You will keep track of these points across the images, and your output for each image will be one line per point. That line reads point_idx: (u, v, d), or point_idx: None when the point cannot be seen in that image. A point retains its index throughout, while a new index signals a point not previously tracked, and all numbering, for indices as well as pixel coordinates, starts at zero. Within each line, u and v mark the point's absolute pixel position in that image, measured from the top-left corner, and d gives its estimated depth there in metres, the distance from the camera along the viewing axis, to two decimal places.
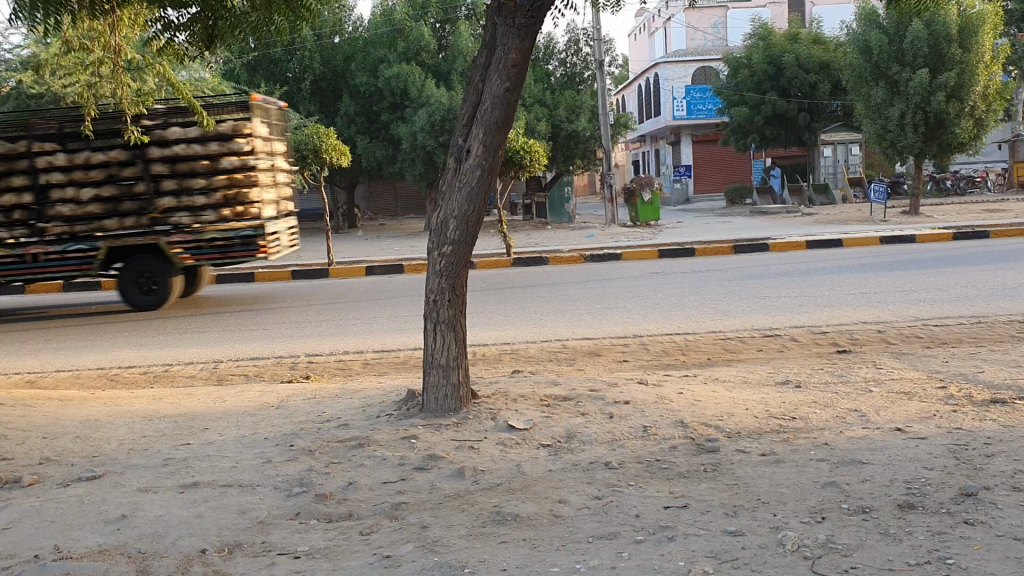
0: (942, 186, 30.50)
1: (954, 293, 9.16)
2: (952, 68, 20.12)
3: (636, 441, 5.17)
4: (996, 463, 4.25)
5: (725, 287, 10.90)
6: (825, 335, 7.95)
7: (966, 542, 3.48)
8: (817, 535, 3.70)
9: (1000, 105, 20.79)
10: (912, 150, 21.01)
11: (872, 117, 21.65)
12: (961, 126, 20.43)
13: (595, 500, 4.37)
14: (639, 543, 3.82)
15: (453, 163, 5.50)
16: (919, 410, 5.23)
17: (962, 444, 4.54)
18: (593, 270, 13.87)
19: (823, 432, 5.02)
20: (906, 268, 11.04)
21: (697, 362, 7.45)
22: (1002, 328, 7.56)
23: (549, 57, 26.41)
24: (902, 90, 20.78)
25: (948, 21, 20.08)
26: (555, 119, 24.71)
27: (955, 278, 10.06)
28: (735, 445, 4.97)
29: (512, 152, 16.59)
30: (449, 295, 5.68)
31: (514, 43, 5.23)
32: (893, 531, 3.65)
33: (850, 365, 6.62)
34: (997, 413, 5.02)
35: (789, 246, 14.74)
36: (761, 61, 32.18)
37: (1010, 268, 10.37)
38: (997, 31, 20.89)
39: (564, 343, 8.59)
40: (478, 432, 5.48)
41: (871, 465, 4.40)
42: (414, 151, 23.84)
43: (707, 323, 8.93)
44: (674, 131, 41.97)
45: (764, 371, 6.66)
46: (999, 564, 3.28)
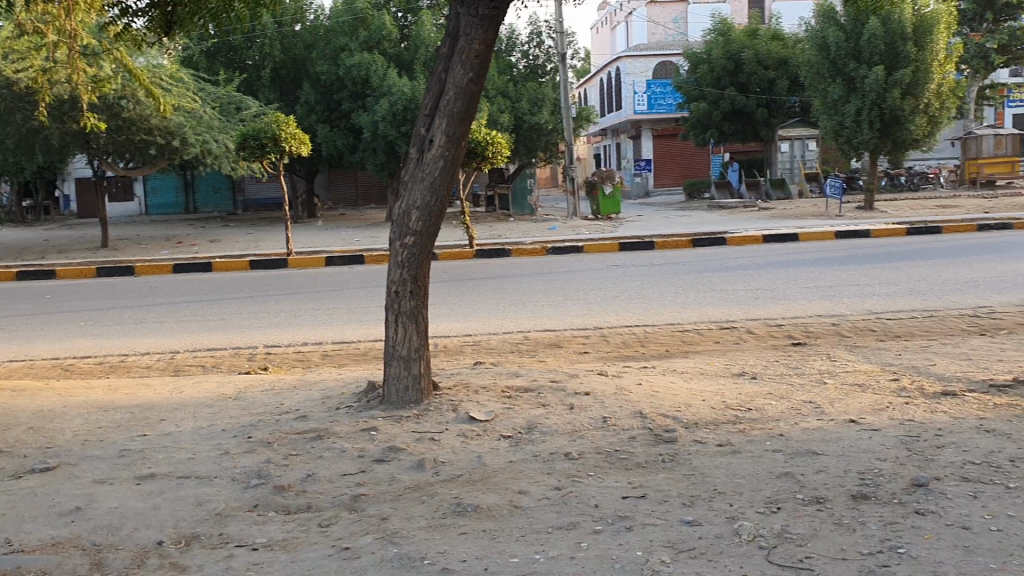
0: (896, 183, 30.93)
1: (906, 288, 9.33)
2: (907, 66, 20.40)
3: (596, 433, 5.21)
4: (946, 454, 4.32)
5: (684, 280, 11.00)
6: (782, 327, 8.05)
7: (917, 532, 3.54)
8: (772, 525, 3.76)
9: (953, 103, 21.11)
10: (867, 146, 21.26)
11: (829, 113, 21.88)
12: (915, 123, 20.74)
13: (554, 491, 4.40)
14: (598, 533, 3.86)
15: (415, 154, 5.49)
16: (871, 403, 5.32)
17: (914, 436, 4.63)
18: (554, 262, 13.89)
19: (777, 424, 5.09)
20: (859, 263, 11.20)
21: (657, 353, 7.51)
22: (951, 321, 7.71)
23: (511, 48, 26.32)
24: (858, 87, 21.04)
25: (903, 20, 20.31)
26: (518, 110, 24.65)
27: (908, 273, 10.22)
28: (693, 436, 5.03)
29: (472, 143, 16.55)
30: (411, 287, 5.67)
31: (477, 34, 5.23)
32: (847, 521, 3.71)
33: (806, 358, 6.70)
34: (947, 406, 5.12)
35: (746, 241, 14.89)
36: (721, 56, 32.44)
37: (961, 264, 10.55)
38: (951, 29, 21.19)
39: (526, 334, 8.60)
40: (438, 423, 5.48)
41: (825, 456, 4.48)
42: (375, 141, 23.75)
43: (666, 316, 9.01)
44: (634, 125, 42.19)
45: (721, 363, 6.74)
46: (947, 554, 3.34)
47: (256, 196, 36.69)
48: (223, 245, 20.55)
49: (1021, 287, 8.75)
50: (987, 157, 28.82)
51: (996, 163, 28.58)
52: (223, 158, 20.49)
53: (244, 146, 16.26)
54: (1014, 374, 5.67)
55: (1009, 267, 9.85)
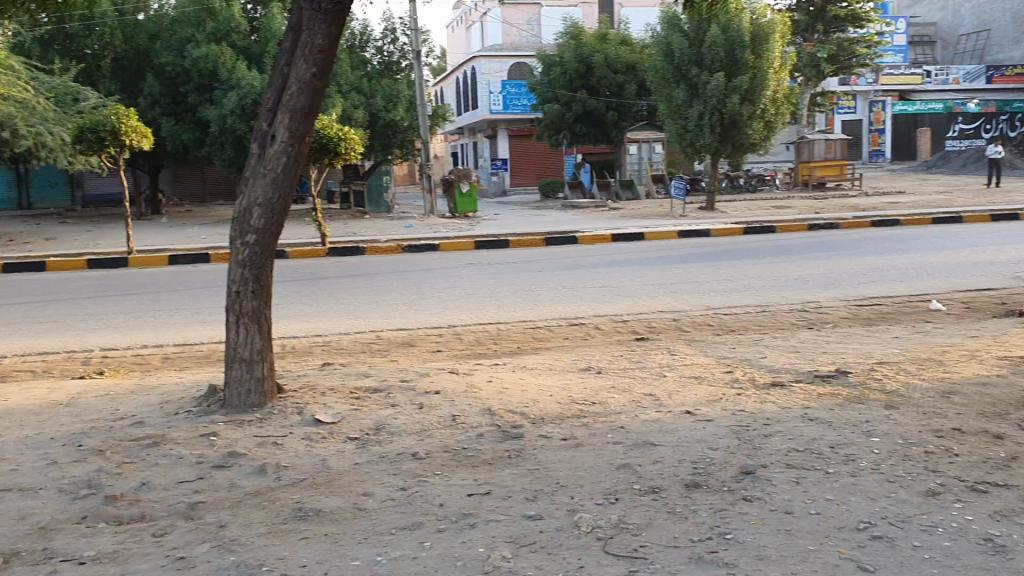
0: (735, 184, 32.37)
1: (743, 285, 9.77)
2: (745, 73, 21.36)
3: (443, 431, 5.21)
4: (773, 442, 4.55)
5: (535, 278, 11.15)
6: (627, 323, 8.28)
7: (744, 518, 3.70)
8: (610, 515, 3.86)
9: (787, 109, 22.22)
10: (709, 149, 22.13)
11: (673, 117, 22.67)
12: (752, 128, 21.76)
13: (399, 492, 4.37)
14: (441, 532, 3.86)
15: (256, 149, 5.34)
16: (707, 394, 5.55)
17: (744, 425, 4.86)
18: (408, 260, 13.82)
19: (619, 416, 5.23)
20: (701, 261, 11.65)
21: (508, 350, 7.57)
22: (783, 315, 8.12)
23: (365, 44, 25.99)
24: (700, 92, 21.87)
25: (741, 29, 21.24)
26: (372, 107, 24.41)
27: (745, 270, 10.71)
28: (539, 431, 5.10)
29: (324, 139, 16.24)
30: (253, 286, 5.51)
31: (320, 28, 5.12)
32: (679, 510, 3.85)
33: (648, 352, 6.91)
34: (775, 396, 5.40)
35: (596, 239, 15.23)
36: (572, 59, 33.01)
37: (793, 261, 11.13)
38: (786, 39, 22.30)
39: (377, 334, 8.51)
40: (282, 427, 5.35)
41: (662, 446, 4.62)
42: (224, 135, 23.04)
43: (517, 313, 9.11)
44: (490, 124, 42.48)
45: (569, 358, 6.88)
46: (770, 537, 3.50)
47: (97, 191, 34.94)
48: (59, 243, 19.42)
49: (846, 283, 9.30)
50: (819, 161, 30.49)
51: (827, 165, 30.31)
52: (58, 152, 19.35)
53: (80, 139, 15.40)
54: (838, 365, 6.02)
55: (835, 264, 10.47)
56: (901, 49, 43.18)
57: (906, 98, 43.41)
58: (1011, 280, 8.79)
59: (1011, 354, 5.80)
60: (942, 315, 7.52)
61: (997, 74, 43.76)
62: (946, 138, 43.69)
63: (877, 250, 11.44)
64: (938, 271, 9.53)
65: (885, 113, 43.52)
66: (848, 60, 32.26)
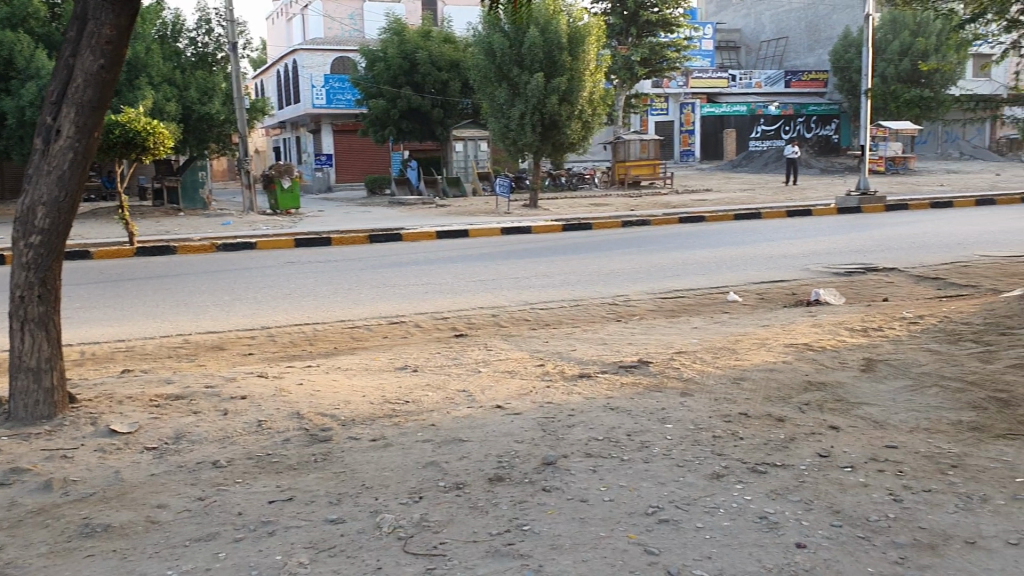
0: (557, 183, 33.00)
1: (560, 280, 10.00)
2: (563, 74, 21.87)
3: (248, 437, 5.04)
4: (576, 433, 4.65)
5: (355, 276, 11.01)
6: (445, 320, 8.30)
7: (542, 508, 3.76)
8: (412, 514, 3.84)
9: (604, 110, 22.90)
10: (531, 148, 22.50)
11: (496, 116, 22.90)
12: (571, 128, 22.30)
13: (196, 501, 4.20)
14: (238, 541, 3.73)
15: (40, 145, 4.98)
16: (517, 388, 5.62)
17: (550, 417, 4.95)
18: (225, 259, 13.34)
19: (430, 414, 5.21)
20: (522, 257, 11.83)
21: (323, 351, 7.43)
22: (596, 309, 8.37)
23: (177, 34, 24.75)
24: (522, 92, 22.17)
25: (559, 31, 21.70)
26: (187, 100, 23.45)
27: (564, 265, 10.96)
28: (347, 433, 5.02)
29: (131, 133, 15.39)
30: (39, 290, 5.15)
31: (107, 18, 4.81)
32: (481, 504, 3.86)
33: (464, 348, 6.95)
34: (583, 387, 5.54)
35: (420, 237, 15.20)
36: (396, 55, 32.81)
37: (609, 256, 11.48)
38: (601, 42, 22.94)
39: (186, 338, 8.16)
40: (72, 439, 5.03)
41: (469, 442, 4.64)
42: (21, 128, 21.52)
43: (335, 313, 8.96)
44: (314, 120, 41.62)
45: (384, 358, 6.81)
46: (565, 526, 3.58)
47: None
48: None
49: (656, 277, 9.68)
50: (634, 160, 31.62)
51: (642, 164, 31.61)
52: None
53: None
54: (642, 356, 6.25)
55: (648, 259, 10.88)
56: (709, 53, 45.90)
57: (713, 101, 45.71)
58: (802, 272, 9.41)
59: (796, 341, 6.21)
60: (740, 306, 7.96)
61: (794, 79, 46.78)
62: (749, 138, 46.05)
63: (685, 245, 12.00)
64: (738, 264, 10.09)
65: (694, 114, 45.68)
66: (659, 63, 33.64)
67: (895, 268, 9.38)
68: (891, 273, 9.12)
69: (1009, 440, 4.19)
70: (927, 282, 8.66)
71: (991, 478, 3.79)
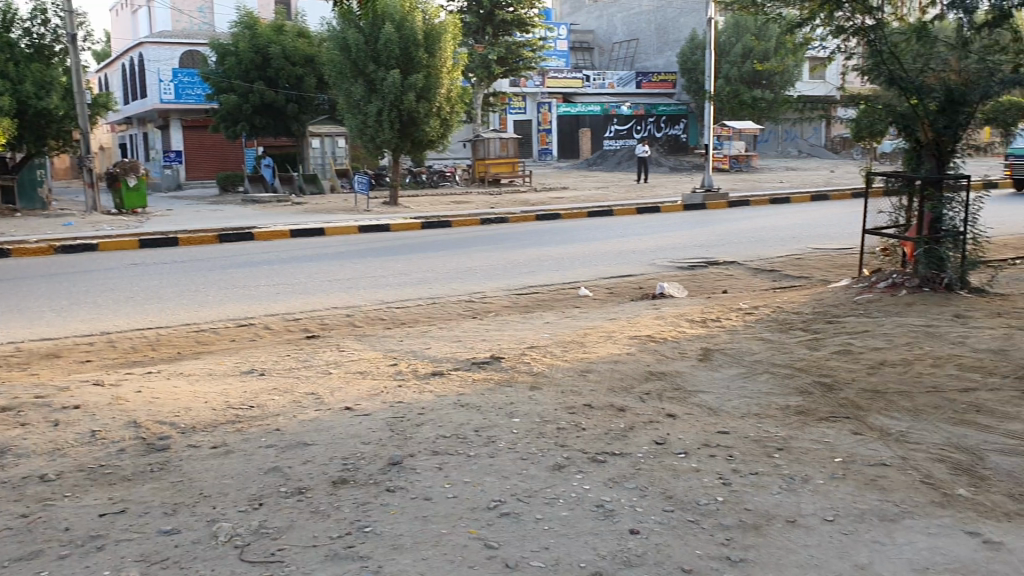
0: (418, 180, 32.77)
1: (416, 277, 9.96)
2: (420, 71, 21.76)
3: (80, 448, 4.79)
4: (423, 431, 4.62)
5: (204, 277, 10.66)
6: (297, 321, 8.14)
7: (384, 509, 3.72)
8: (251, 522, 3.73)
9: (461, 107, 22.94)
10: (390, 145, 22.25)
11: (352, 112, 22.47)
12: (429, 125, 22.23)
13: (19, 519, 3.95)
14: (63, 559, 3.54)
15: None
16: (367, 389, 5.56)
17: (398, 417, 4.90)
18: (63, 262, 12.66)
19: (275, 418, 5.08)
20: (378, 256, 11.73)
21: (166, 356, 7.15)
22: (450, 306, 8.38)
23: (10, 24, 23.16)
24: (378, 89, 21.90)
25: (415, 27, 21.58)
26: (20, 94, 22.14)
27: (421, 263, 10.93)
28: (187, 440, 4.84)
29: None
30: None
31: None
32: (322, 508, 3.79)
33: (315, 350, 6.83)
34: (433, 385, 5.53)
35: (273, 235, 14.85)
36: (247, 49, 31.79)
37: (465, 253, 11.53)
38: (457, 40, 22.95)
39: (16, 346, 7.70)
40: None
41: (314, 445, 4.55)
42: None
43: (182, 316, 8.64)
44: (162, 115, 39.96)
45: (231, 361, 6.61)
46: (408, 526, 3.55)
47: None
48: None
49: (510, 273, 9.78)
50: (494, 158, 31.83)
51: (501, 163, 31.84)
52: None
53: None
54: (493, 352, 6.30)
55: (503, 256, 10.98)
56: (563, 53, 46.73)
57: (569, 100, 46.51)
58: (650, 267, 9.72)
59: (640, 333, 6.39)
60: (590, 301, 8.14)
61: (644, 80, 48.31)
62: (603, 137, 47.08)
63: (540, 241, 12.19)
64: (590, 259, 10.32)
65: (551, 113, 46.30)
66: (516, 63, 34.02)
67: (735, 262, 9.82)
68: (732, 266, 9.53)
69: (830, 422, 4.44)
70: (764, 274, 9.09)
71: (812, 458, 4.00)
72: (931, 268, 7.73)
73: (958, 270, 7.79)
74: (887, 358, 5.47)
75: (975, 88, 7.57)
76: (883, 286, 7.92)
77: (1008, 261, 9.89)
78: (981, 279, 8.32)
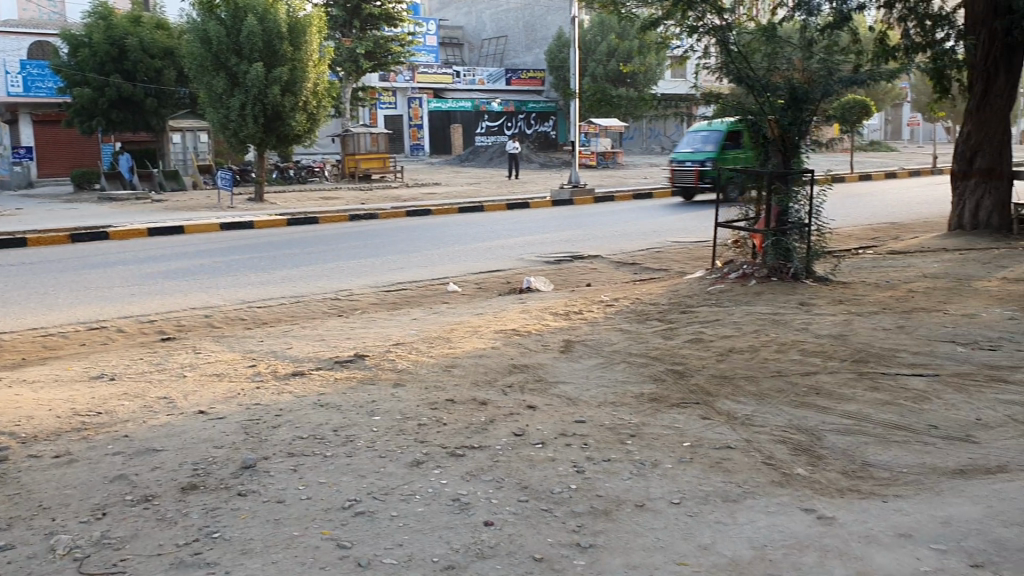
0: (285, 176, 31.77)
1: (280, 276, 9.75)
2: (284, 64, 21.27)
3: None
4: (280, 432, 4.53)
5: (54, 279, 10.14)
6: (153, 323, 7.84)
7: (235, 513, 3.62)
8: (92, 533, 3.56)
9: (327, 102, 22.57)
10: (254, 140, 21.68)
11: (214, 106, 21.74)
12: (295, 120, 21.78)
13: None
14: None
15: None
16: (224, 391, 5.41)
17: (254, 419, 4.78)
18: None
19: (124, 425, 4.88)
20: (242, 254, 11.42)
21: (7, 363, 6.76)
22: (315, 304, 8.24)
23: None
24: (241, 82, 21.29)
25: (278, 20, 21.07)
26: None
27: (285, 261, 10.71)
28: (27, 451, 4.58)
29: None
30: None
31: None
32: (169, 515, 3.66)
33: (171, 352, 6.59)
34: (294, 385, 5.42)
35: (130, 234, 14.26)
36: (102, 40, 30.39)
37: (332, 250, 11.36)
38: (323, 34, 22.53)
39: None
40: None
41: (164, 451, 4.39)
42: None
43: (26, 320, 8.18)
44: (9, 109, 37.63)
45: (79, 367, 6.31)
46: (258, 530, 3.47)
47: None
48: None
49: (377, 270, 9.69)
50: (363, 153, 31.46)
51: (371, 158, 31.47)
52: None
53: None
54: (357, 350, 6.23)
55: (370, 253, 10.88)
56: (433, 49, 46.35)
57: (439, 96, 46.30)
58: (517, 261, 9.82)
59: (504, 327, 6.45)
60: (457, 296, 8.16)
61: (514, 77, 48.74)
62: (474, 133, 47.16)
63: (408, 238, 12.14)
64: (458, 255, 10.34)
65: (422, 109, 45.63)
66: (384, 57, 33.47)
67: (599, 255, 10.03)
68: (596, 260, 9.72)
69: (682, 408, 4.60)
70: (626, 266, 9.32)
71: (663, 443, 4.13)
72: (779, 257, 8.14)
73: (805, 259, 8.20)
74: (736, 345, 5.71)
75: (816, 87, 8.00)
76: (734, 276, 8.28)
77: (852, 251, 10.46)
78: (826, 268, 8.77)
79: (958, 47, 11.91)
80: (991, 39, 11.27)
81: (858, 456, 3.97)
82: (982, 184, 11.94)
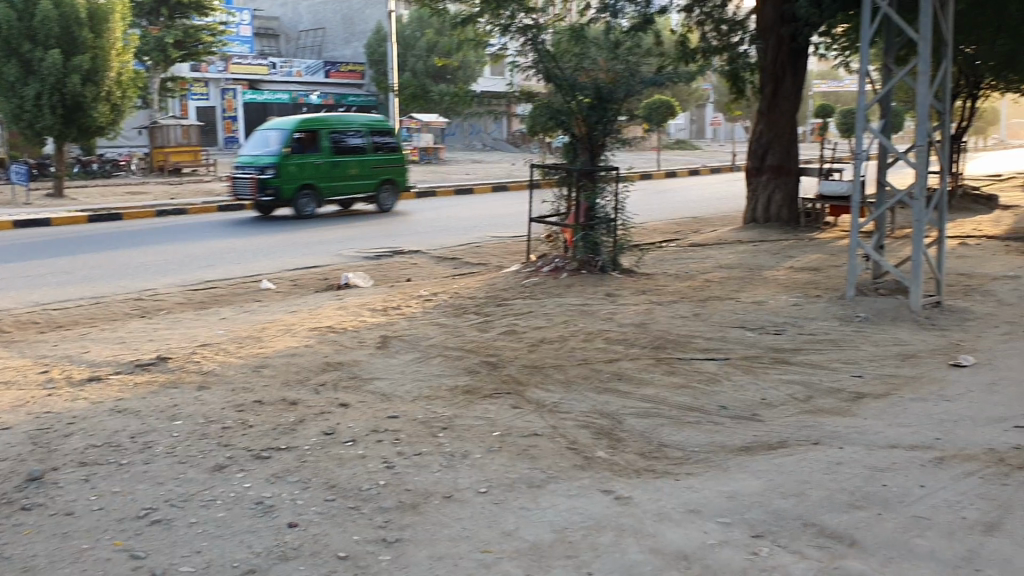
0: (88, 170, 29.87)
1: (79, 276, 9.20)
2: (84, 52, 20.02)
3: None
4: (72, 442, 4.28)
5: None
6: None
7: (18, 530, 3.40)
8: None
9: (133, 92, 21.44)
10: (51, 132, 20.31)
11: (5, 95, 20.20)
12: (98, 111, 20.56)
13: None
14: None
15: None
16: (11, 400, 5.05)
17: (44, 428, 4.50)
18: None
19: None
20: (36, 253, 10.68)
21: None
22: (118, 305, 7.82)
23: None
24: (35, 70, 19.88)
25: (76, 4, 19.78)
26: None
27: (86, 260, 10.11)
28: None
29: None
30: None
31: None
32: None
33: None
34: (90, 391, 5.13)
35: None
36: None
37: (138, 248, 10.82)
38: (126, 20, 21.35)
39: None
40: None
41: None
42: None
43: None
44: None
45: None
46: (44, 545, 3.27)
47: None
48: None
49: (186, 268, 9.32)
50: (174, 146, 30.15)
51: (182, 151, 30.18)
52: None
53: None
54: (161, 352, 5.96)
55: (179, 250, 10.44)
56: (244, 40, 42.08)
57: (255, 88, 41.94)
58: (334, 257, 9.69)
59: (318, 324, 6.35)
60: (272, 293, 7.96)
61: (332, 70, 44.92)
62: None
63: (222, 234, 11.74)
64: (273, 252, 10.10)
65: (236, 100, 41.55)
66: (195, 46, 31.85)
67: (419, 250, 10.03)
68: (415, 255, 9.72)
69: (492, 399, 4.68)
70: (445, 261, 9.38)
71: (472, 434, 4.19)
72: (587, 252, 8.44)
73: (610, 253, 8.54)
74: (546, 337, 5.87)
75: (619, 88, 8.34)
76: (546, 270, 8.51)
77: (658, 244, 10.94)
78: (632, 261, 9.16)
79: (749, 49, 12.87)
80: (777, 45, 12.04)
81: (655, 438, 4.17)
82: (774, 179, 12.73)
